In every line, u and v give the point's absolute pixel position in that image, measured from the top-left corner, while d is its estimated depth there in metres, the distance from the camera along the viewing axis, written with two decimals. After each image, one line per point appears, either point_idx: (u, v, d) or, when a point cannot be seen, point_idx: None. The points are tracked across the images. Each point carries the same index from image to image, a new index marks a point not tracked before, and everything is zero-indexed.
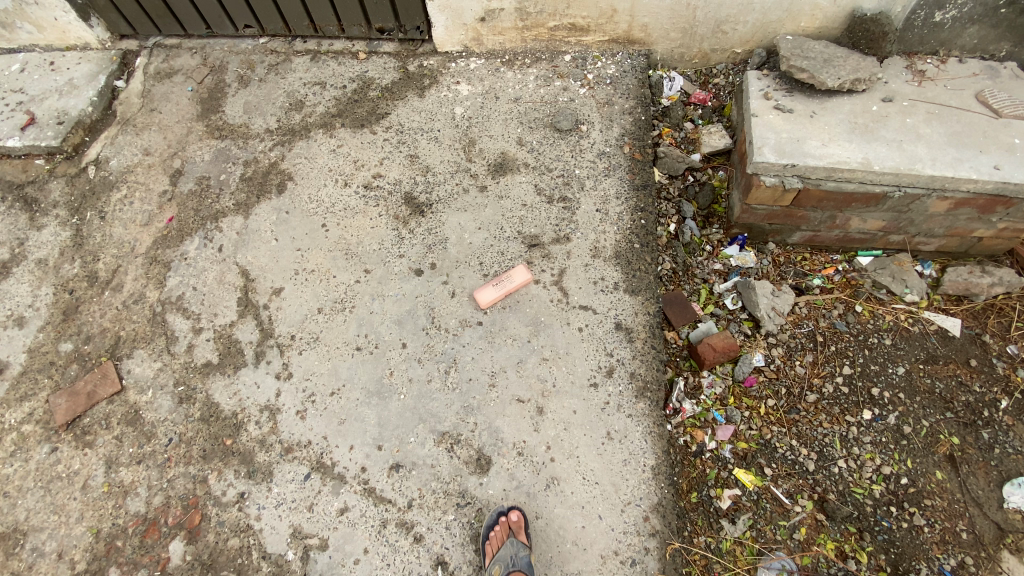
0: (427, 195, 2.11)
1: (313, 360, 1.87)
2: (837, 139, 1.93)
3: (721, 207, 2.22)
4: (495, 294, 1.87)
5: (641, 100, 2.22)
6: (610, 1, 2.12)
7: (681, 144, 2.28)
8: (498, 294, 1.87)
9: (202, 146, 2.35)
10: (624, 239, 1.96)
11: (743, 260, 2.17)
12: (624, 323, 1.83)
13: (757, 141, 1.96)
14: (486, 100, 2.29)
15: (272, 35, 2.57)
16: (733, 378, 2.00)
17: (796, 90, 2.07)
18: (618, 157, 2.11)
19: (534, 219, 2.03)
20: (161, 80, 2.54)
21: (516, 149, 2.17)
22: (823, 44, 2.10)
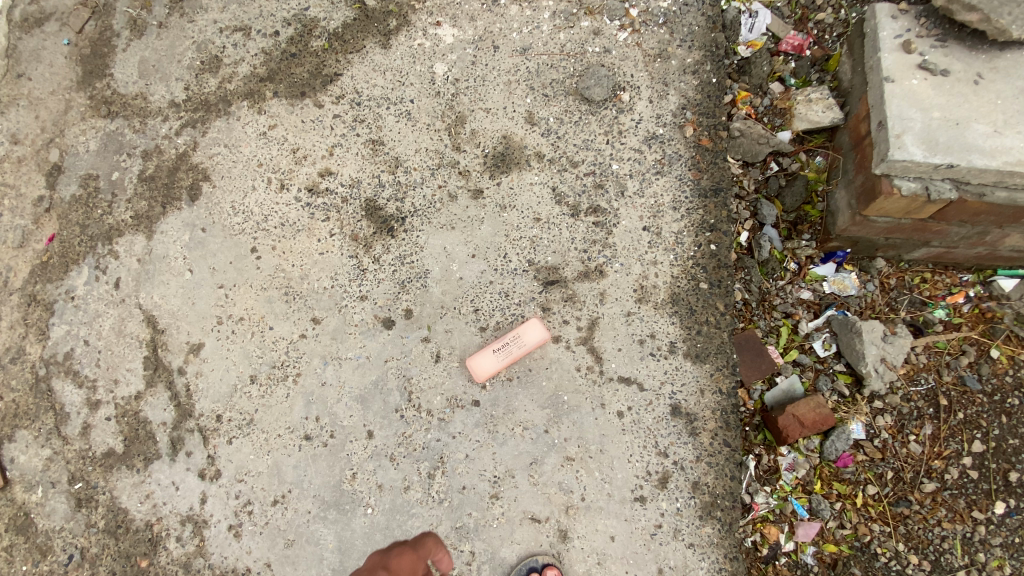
0: (396, 205, 1.44)
1: (246, 453, 1.36)
2: (1018, 122, 1.26)
3: (816, 209, 1.56)
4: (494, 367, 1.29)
5: (710, 52, 1.45)
6: None
7: (764, 116, 1.58)
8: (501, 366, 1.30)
9: (86, 129, 1.68)
10: (683, 275, 1.31)
11: (841, 285, 1.57)
12: (684, 407, 1.26)
13: (895, 123, 1.29)
14: (480, 53, 1.52)
15: None
16: (822, 456, 1.47)
17: (951, 39, 1.34)
18: (676, 144, 1.39)
19: (551, 241, 1.37)
20: (30, 31, 1.75)
21: (525, 131, 1.44)
22: None
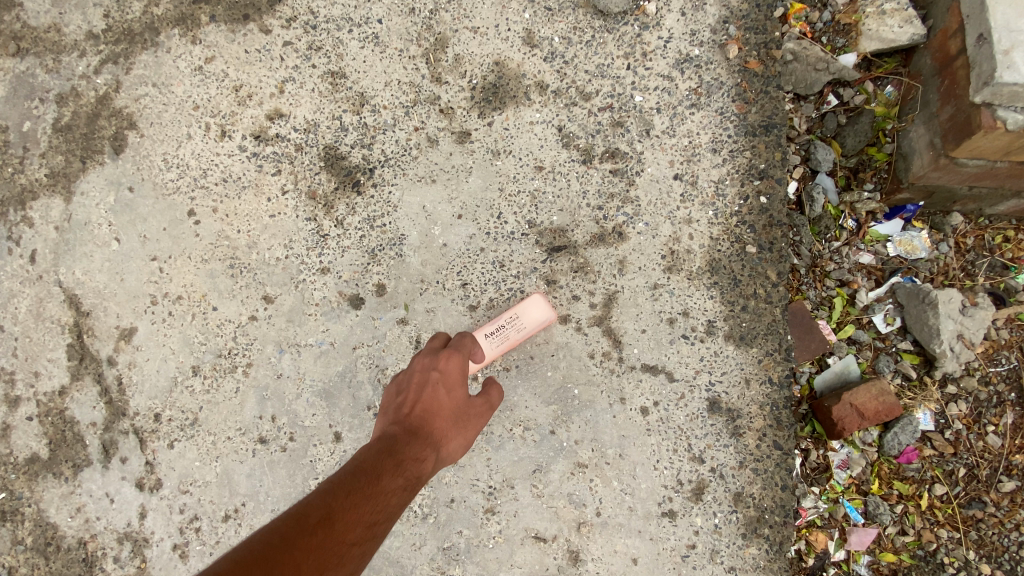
0: (363, 153, 1.15)
1: (190, 460, 1.13)
2: None
3: (881, 152, 1.27)
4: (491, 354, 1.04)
5: None
6: None
7: (822, 35, 1.26)
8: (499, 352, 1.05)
9: None
10: (725, 237, 1.04)
11: (908, 246, 1.29)
12: (724, 402, 1.01)
13: (1002, 36, 1.01)
14: None
15: None
16: (881, 451, 1.24)
17: None
18: (716, 68, 1.08)
19: (557, 195, 1.08)
20: None
21: (525, 56, 1.13)
22: None
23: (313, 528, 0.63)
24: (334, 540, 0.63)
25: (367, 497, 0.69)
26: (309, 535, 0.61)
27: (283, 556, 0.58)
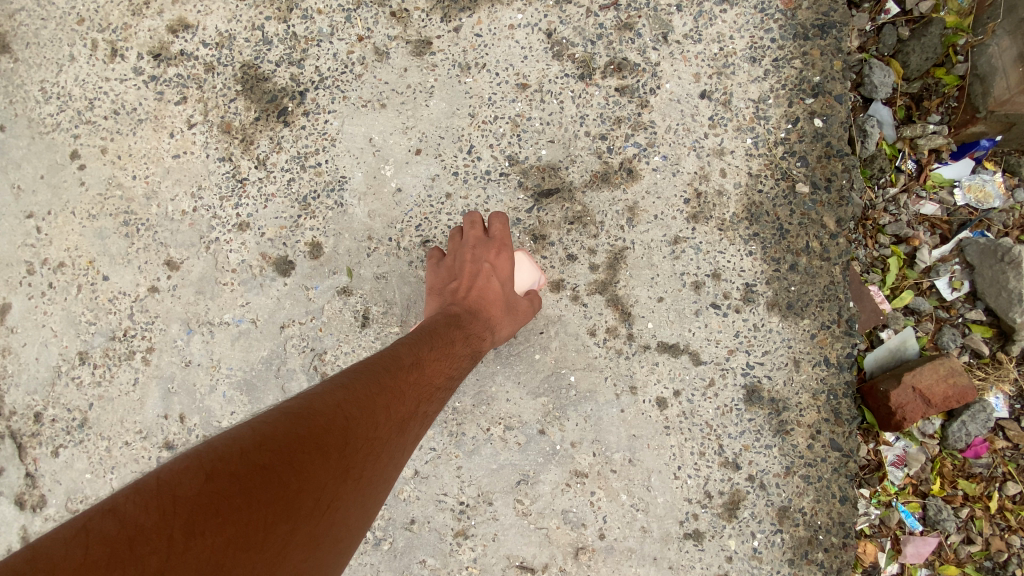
0: (292, 72, 0.88)
1: (79, 472, 0.88)
2: None
3: (951, 76, 1.03)
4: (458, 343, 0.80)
5: None
6: None
7: None
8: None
9: None
10: (769, 176, 0.79)
11: (980, 194, 1.05)
12: (765, 390, 0.77)
13: None
14: None
15: None
16: (943, 444, 1.01)
17: None
18: None
19: (546, 122, 0.83)
20: None
21: None
22: None
23: (415, 370, 0.59)
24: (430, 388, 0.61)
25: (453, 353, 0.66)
26: (410, 374, 0.59)
27: (391, 388, 0.56)
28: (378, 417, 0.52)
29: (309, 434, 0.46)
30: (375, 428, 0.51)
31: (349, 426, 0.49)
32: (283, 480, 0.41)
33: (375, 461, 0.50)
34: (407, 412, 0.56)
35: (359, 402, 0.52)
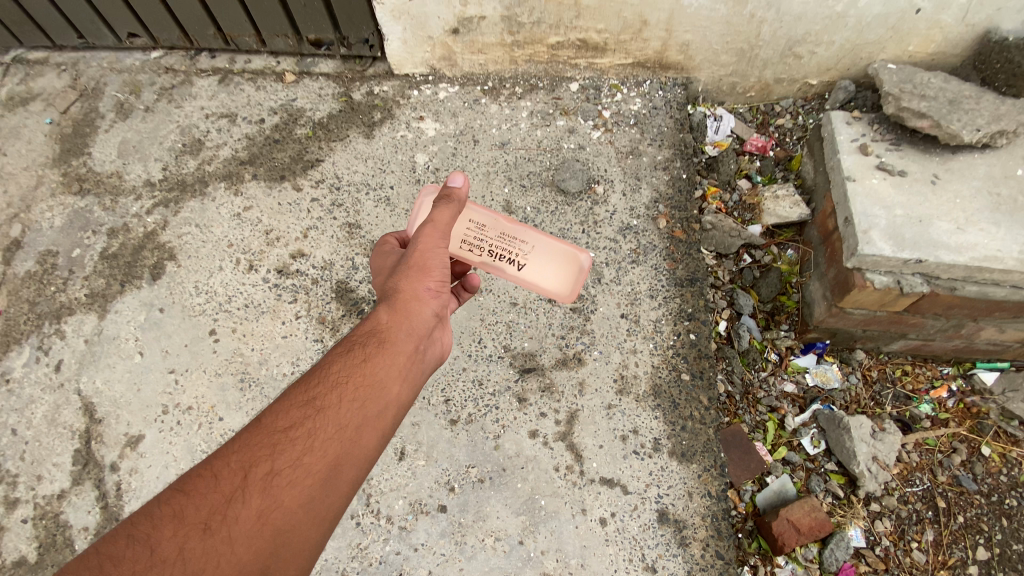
0: (368, 287, 1.40)
1: None
2: (976, 220, 1.31)
3: (792, 300, 1.56)
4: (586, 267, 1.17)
5: (679, 150, 1.54)
6: (637, 10, 1.42)
7: (733, 210, 1.60)
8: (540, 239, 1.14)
9: (54, 206, 1.65)
10: (665, 368, 1.27)
11: (824, 378, 1.54)
12: (671, 513, 1.16)
13: (861, 220, 1.31)
14: (461, 145, 1.57)
15: (167, 46, 1.88)
16: (822, 568, 1.34)
17: (906, 143, 1.42)
18: (650, 234, 1.42)
19: (527, 326, 1.32)
20: (12, 109, 1.89)
21: (503, 217, 1.46)
22: (940, 79, 1.44)
23: (261, 427, 0.75)
24: (288, 433, 0.74)
25: (314, 393, 0.79)
26: (299, 397, 0.78)
27: (286, 410, 0.76)
28: (205, 493, 0.68)
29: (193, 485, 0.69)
30: (207, 507, 0.67)
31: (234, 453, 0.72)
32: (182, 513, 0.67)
33: (228, 503, 0.67)
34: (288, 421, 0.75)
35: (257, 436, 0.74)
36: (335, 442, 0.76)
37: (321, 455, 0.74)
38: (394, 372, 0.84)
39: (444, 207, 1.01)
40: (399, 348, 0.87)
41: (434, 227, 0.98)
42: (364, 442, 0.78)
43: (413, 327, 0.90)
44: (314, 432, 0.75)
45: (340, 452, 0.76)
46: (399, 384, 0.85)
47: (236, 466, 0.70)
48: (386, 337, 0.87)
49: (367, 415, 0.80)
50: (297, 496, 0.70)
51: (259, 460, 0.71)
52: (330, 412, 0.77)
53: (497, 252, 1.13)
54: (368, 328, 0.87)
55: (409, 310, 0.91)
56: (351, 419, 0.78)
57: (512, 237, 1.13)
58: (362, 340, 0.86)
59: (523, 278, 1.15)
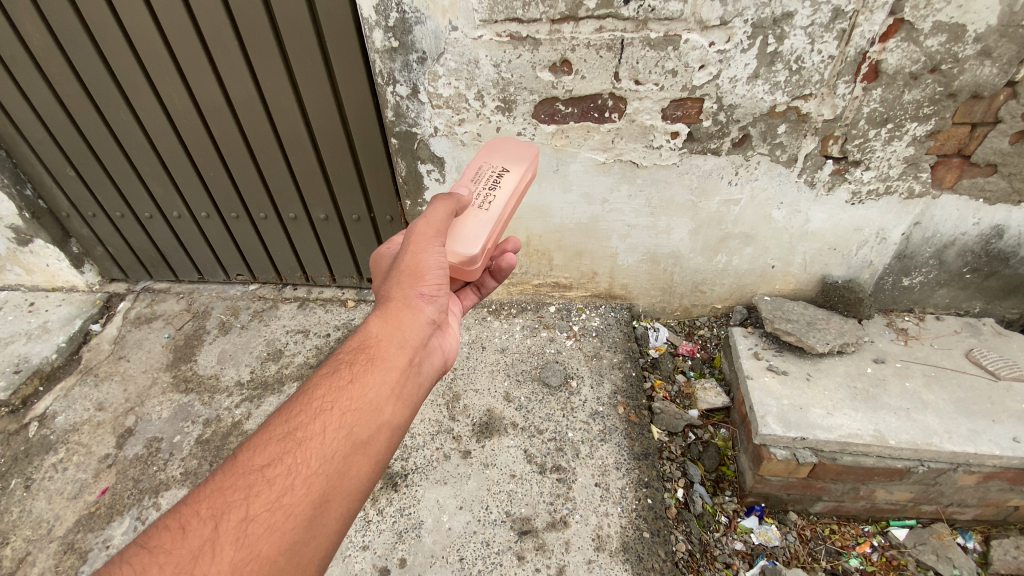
0: (402, 463, 1.85)
1: None
2: (841, 407, 1.84)
3: (730, 469, 2.00)
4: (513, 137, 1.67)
5: (629, 354, 2.17)
6: (591, 266, 2.19)
7: (676, 397, 2.14)
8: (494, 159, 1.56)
9: (163, 400, 2.18)
10: (631, 526, 1.67)
11: (766, 536, 1.88)
12: None
13: (758, 408, 1.85)
14: (473, 350, 2.19)
15: (263, 281, 2.64)
16: None
17: (786, 351, 2.04)
18: (613, 418, 1.95)
19: (524, 494, 1.76)
20: (139, 325, 2.51)
21: (504, 406, 2.00)
22: (801, 306, 2.12)
23: (242, 467, 0.93)
24: (268, 468, 0.92)
25: (296, 427, 0.98)
26: (281, 435, 0.97)
27: (269, 448, 0.95)
28: (179, 542, 0.84)
29: (183, 525, 0.86)
30: (187, 550, 0.83)
31: (220, 495, 0.89)
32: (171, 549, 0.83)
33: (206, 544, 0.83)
34: (269, 458, 0.93)
35: (241, 479, 0.91)
36: (317, 477, 0.93)
37: (305, 491, 0.91)
38: (377, 401, 1.04)
39: (426, 214, 1.31)
40: (383, 374, 1.08)
41: (422, 230, 1.28)
42: (348, 473, 0.96)
43: (402, 343, 1.14)
44: (293, 470, 0.92)
45: (324, 486, 0.93)
46: (390, 407, 1.05)
47: (215, 507, 0.88)
48: (370, 369, 1.07)
49: (350, 444, 0.98)
50: (278, 536, 0.86)
51: (237, 502, 0.88)
52: (309, 443, 0.96)
53: (495, 183, 1.50)
54: (355, 357, 1.09)
55: (393, 343, 1.13)
56: (331, 453, 0.96)
57: (478, 168, 1.54)
58: (348, 369, 1.07)
59: (518, 172, 1.53)
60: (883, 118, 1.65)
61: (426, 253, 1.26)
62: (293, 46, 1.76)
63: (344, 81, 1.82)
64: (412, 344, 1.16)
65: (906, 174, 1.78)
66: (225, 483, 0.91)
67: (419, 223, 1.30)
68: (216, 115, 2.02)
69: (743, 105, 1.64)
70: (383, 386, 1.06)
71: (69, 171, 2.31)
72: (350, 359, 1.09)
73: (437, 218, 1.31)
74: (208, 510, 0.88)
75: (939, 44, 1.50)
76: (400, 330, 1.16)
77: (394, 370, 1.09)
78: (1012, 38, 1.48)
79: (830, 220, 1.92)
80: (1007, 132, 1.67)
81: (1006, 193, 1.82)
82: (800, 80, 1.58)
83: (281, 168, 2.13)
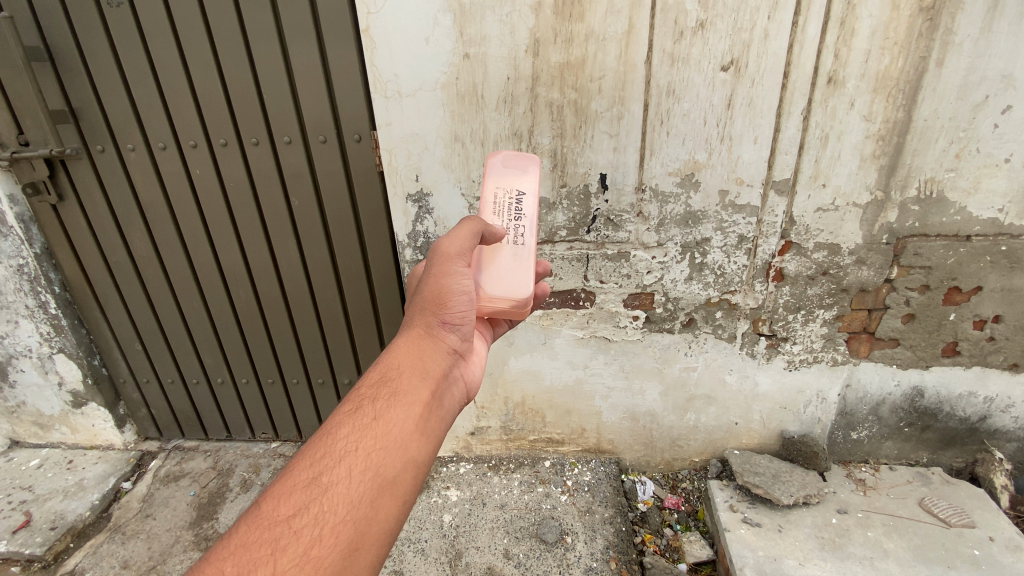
0: None
1: None
2: (811, 557, 2.01)
3: None
4: (513, 151, 1.73)
5: (618, 507, 2.37)
6: (579, 422, 2.50)
7: (665, 551, 2.25)
8: (503, 181, 1.62)
9: (184, 557, 2.32)
10: None
11: None
12: None
13: (736, 560, 2.02)
14: (474, 506, 2.40)
15: (285, 438, 2.92)
16: None
17: (759, 503, 2.26)
18: (606, 574, 2.10)
19: None
20: (167, 482, 2.73)
21: (504, 563, 2.15)
22: (767, 458, 2.39)
23: (270, 517, 1.05)
24: (295, 518, 1.05)
25: (323, 474, 1.11)
26: (307, 484, 1.09)
27: (295, 499, 1.07)
28: None
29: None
30: None
31: (247, 548, 1.00)
32: None
33: None
34: (296, 510, 1.06)
35: (269, 532, 1.02)
36: (344, 524, 1.06)
37: (334, 539, 1.04)
38: (399, 439, 1.19)
39: (445, 243, 1.44)
40: (405, 411, 1.23)
41: (444, 255, 1.42)
42: (372, 517, 1.10)
43: (424, 380, 1.30)
44: (320, 519, 1.05)
45: (351, 532, 1.07)
46: (413, 445, 1.20)
47: (242, 562, 0.98)
48: (392, 408, 1.22)
49: (373, 487, 1.12)
50: None
51: (267, 554, 0.99)
52: (335, 490, 1.09)
53: (517, 210, 1.59)
54: (381, 394, 1.24)
55: (413, 381, 1.29)
56: (357, 499, 1.09)
57: (494, 198, 1.61)
58: (371, 409, 1.21)
59: (532, 188, 1.62)
60: (796, 306, 2.13)
61: (449, 280, 1.39)
62: (342, 256, 2.31)
63: (378, 280, 2.34)
64: (431, 380, 1.32)
65: (827, 346, 2.20)
66: (254, 537, 1.02)
67: (441, 250, 1.43)
68: (271, 303, 2.50)
69: (685, 298, 2.15)
70: (404, 424, 1.21)
71: (136, 345, 2.74)
72: (374, 397, 1.24)
73: (460, 242, 1.44)
74: (234, 566, 0.97)
75: (823, 256, 2.03)
76: (421, 370, 1.32)
77: (414, 409, 1.24)
78: (877, 251, 2.01)
79: (775, 383, 2.30)
80: (898, 314, 2.12)
81: (913, 359, 2.22)
82: (725, 281, 2.11)
83: (317, 343, 2.56)
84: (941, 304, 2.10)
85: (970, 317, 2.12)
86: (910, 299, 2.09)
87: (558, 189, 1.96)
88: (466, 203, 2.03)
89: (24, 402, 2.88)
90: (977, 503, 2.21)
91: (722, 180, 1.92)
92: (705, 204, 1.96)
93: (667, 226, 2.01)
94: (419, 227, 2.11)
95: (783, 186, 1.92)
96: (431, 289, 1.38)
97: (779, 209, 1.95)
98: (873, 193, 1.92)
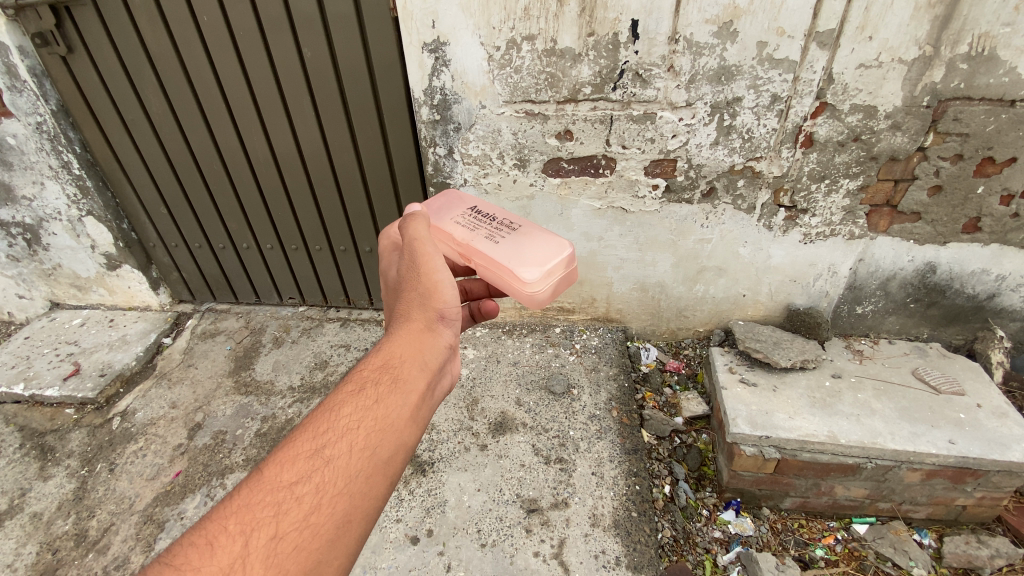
0: (429, 452, 2.19)
1: None
2: (801, 412, 2.15)
3: (710, 469, 2.25)
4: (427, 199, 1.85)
5: (622, 367, 2.53)
6: (591, 293, 2.59)
7: (663, 407, 2.45)
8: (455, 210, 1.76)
9: (226, 401, 2.56)
10: (621, 506, 1.97)
11: (742, 527, 2.10)
12: None
13: (729, 411, 2.16)
14: (489, 363, 2.57)
15: (311, 304, 3.08)
16: None
17: (756, 366, 2.39)
18: (608, 420, 2.29)
19: (532, 480, 2.07)
20: (204, 339, 2.94)
21: (515, 409, 2.35)
22: (769, 328, 2.50)
23: (273, 481, 1.00)
24: (295, 487, 1.00)
25: (322, 449, 1.05)
26: (307, 456, 1.04)
27: (296, 468, 1.02)
28: (209, 558, 0.90)
29: (222, 531, 0.94)
30: (224, 560, 0.90)
31: (251, 509, 0.96)
32: (212, 553, 0.90)
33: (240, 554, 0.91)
34: (296, 480, 1.00)
35: (272, 496, 0.98)
36: (341, 497, 1.01)
37: (331, 513, 0.99)
38: (398, 424, 1.12)
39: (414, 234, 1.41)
40: (406, 397, 1.15)
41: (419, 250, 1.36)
42: (371, 494, 1.05)
43: (424, 362, 1.22)
44: (320, 489, 1.00)
45: (349, 506, 1.02)
46: (409, 428, 1.14)
47: (243, 523, 0.94)
48: (394, 391, 1.15)
49: (370, 468, 1.06)
50: (303, 554, 0.94)
51: (267, 519, 0.95)
52: (334, 466, 1.03)
53: (489, 217, 1.70)
54: (383, 375, 1.16)
55: (415, 370, 1.20)
56: (356, 474, 1.04)
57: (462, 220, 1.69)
58: (374, 390, 1.14)
59: (480, 205, 1.77)
60: (820, 174, 2.09)
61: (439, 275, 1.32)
62: (359, 116, 2.27)
63: (395, 141, 2.32)
64: (431, 370, 1.23)
65: (845, 220, 2.20)
66: (255, 500, 0.98)
67: (423, 248, 1.36)
68: (291, 168, 2.51)
69: (708, 165, 2.11)
70: (404, 409, 1.14)
71: (161, 209, 2.80)
72: (376, 377, 1.16)
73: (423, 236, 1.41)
74: (235, 526, 0.94)
75: (858, 120, 1.94)
76: (423, 352, 1.23)
77: (414, 396, 1.17)
78: (915, 115, 1.90)
79: (788, 256, 2.34)
80: (924, 186, 2.07)
81: (932, 236, 2.21)
82: (752, 146, 2.05)
83: (336, 209, 2.61)
84: (971, 176, 2.04)
85: (998, 192, 2.06)
86: (940, 169, 2.03)
87: (585, 39, 1.85)
88: (485, 54, 1.94)
89: (60, 265, 3.03)
90: (969, 374, 2.31)
91: (761, 31, 1.79)
92: (740, 58, 1.85)
93: (697, 83, 1.92)
94: (435, 83, 2.04)
95: (826, 38, 1.78)
96: (424, 281, 1.29)
97: (818, 65, 1.84)
98: (921, 48, 1.77)
